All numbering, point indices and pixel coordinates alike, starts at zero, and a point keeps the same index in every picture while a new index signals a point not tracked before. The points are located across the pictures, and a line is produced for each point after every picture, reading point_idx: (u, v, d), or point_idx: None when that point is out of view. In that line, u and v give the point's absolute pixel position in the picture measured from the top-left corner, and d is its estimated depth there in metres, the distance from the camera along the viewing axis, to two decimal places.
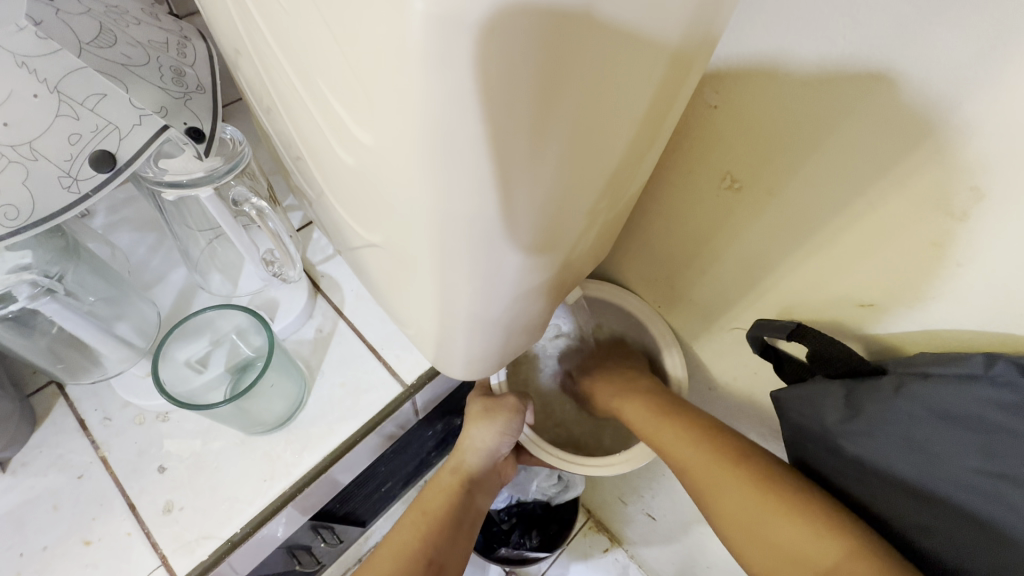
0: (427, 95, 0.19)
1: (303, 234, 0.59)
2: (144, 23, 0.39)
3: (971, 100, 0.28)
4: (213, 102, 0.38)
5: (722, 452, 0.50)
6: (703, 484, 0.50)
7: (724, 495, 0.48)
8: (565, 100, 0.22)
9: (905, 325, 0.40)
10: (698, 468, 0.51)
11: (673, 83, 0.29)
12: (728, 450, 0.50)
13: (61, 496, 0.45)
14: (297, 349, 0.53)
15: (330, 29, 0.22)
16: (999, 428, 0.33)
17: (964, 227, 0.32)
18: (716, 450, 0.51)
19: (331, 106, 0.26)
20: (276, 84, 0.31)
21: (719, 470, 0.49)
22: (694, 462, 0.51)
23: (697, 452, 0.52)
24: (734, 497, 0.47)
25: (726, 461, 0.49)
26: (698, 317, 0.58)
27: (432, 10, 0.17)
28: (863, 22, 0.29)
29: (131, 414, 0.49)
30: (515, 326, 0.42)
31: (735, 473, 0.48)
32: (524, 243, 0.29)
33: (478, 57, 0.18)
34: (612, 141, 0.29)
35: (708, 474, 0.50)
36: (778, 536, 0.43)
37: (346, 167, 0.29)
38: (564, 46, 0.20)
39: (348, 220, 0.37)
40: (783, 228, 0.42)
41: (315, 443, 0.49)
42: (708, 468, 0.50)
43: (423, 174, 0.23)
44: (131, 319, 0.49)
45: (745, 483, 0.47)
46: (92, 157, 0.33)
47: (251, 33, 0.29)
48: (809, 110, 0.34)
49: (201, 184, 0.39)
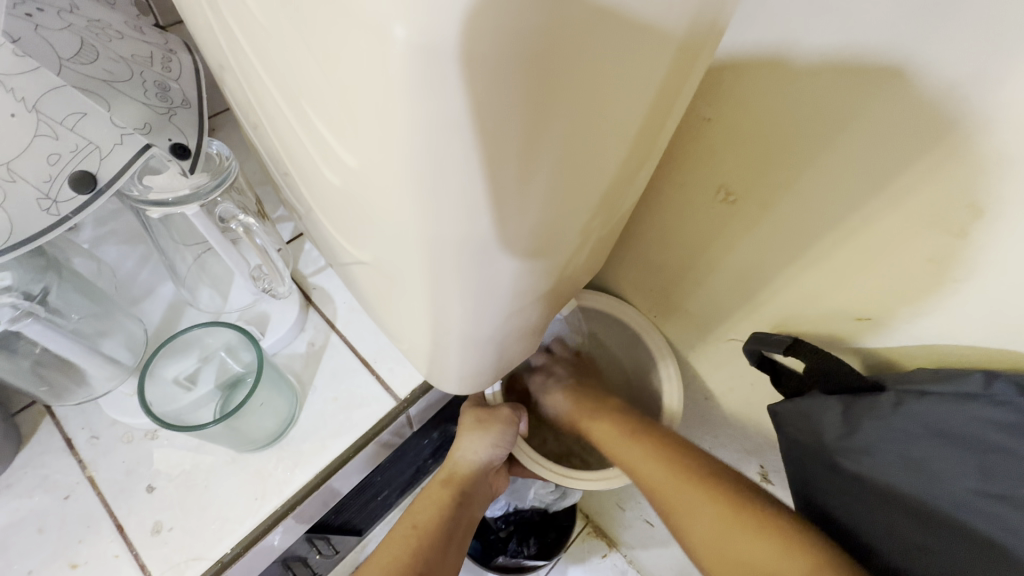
0: (412, 122, 0.19)
1: (294, 246, 0.58)
2: (127, 36, 0.38)
3: (967, 115, 0.27)
4: (198, 116, 0.38)
5: (682, 464, 0.51)
6: (659, 491, 0.50)
7: (687, 508, 0.48)
8: (555, 121, 0.22)
9: (901, 338, 0.39)
10: (654, 476, 0.51)
11: (664, 100, 0.29)
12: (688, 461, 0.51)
13: (47, 518, 0.44)
14: (288, 363, 0.52)
15: (310, 49, 0.21)
16: (998, 448, 0.33)
17: (963, 243, 0.32)
18: (674, 458, 0.52)
19: (315, 126, 0.25)
20: (260, 99, 0.30)
21: (675, 479, 0.50)
22: (643, 466, 0.53)
23: (653, 458, 0.53)
24: (700, 512, 0.47)
25: (681, 472, 0.50)
26: (693, 327, 0.58)
27: (413, 38, 0.16)
28: (858, 34, 0.28)
29: (119, 433, 0.48)
30: (509, 340, 0.41)
31: (699, 488, 0.48)
32: (513, 263, 0.29)
33: (462, 86, 0.18)
34: (604, 160, 0.28)
35: (664, 483, 0.50)
36: (745, 557, 0.43)
37: (333, 187, 0.29)
38: (552, 69, 0.20)
39: (337, 238, 0.36)
40: (779, 241, 0.41)
41: (307, 460, 0.48)
42: (664, 477, 0.51)
43: (411, 199, 0.22)
44: (117, 336, 0.48)
45: (710, 498, 0.47)
46: (72, 178, 0.32)
47: (233, 49, 0.29)
48: (804, 124, 0.34)
49: (187, 202, 0.38)
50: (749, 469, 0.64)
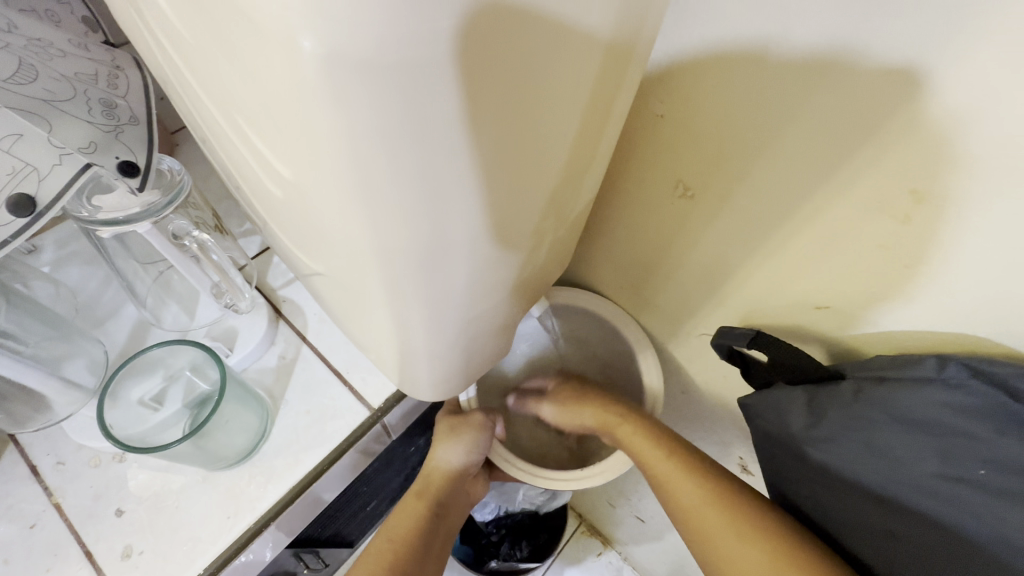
0: (328, 131, 0.19)
1: (261, 259, 0.58)
2: (71, 54, 0.37)
3: (902, 103, 0.28)
4: (147, 132, 0.38)
5: (726, 494, 0.47)
6: (692, 517, 0.48)
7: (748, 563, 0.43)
8: (488, 126, 0.22)
9: (862, 326, 0.40)
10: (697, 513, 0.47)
11: (603, 102, 0.29)
12: (736, 502, 0.46)
13: (13, 548, 0.43)
14: (259, 378, 0.52)
15: (230, 62, 0.20)
16: (955, 431, 0.34)
17: (910, 230, 0.32)
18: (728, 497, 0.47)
19: (252, 141, 0.25)
20: (199, 112, 0.30)
21: (711, 510, 0.47)
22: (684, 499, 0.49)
23: (693, 493, 0.48)
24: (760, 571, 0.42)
25: (729, 513, 0.46)
26: (666, 322, 0.58)
27: (318, 50, 0.16)
28: (795, 28, 0.28)
29: (86, 457, 0.47)
30: (475, 344, 0.41)
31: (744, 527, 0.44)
32: (466, 268, 0.29)
33: (374, 95, 0.18)
34: (546, 163, 0.28)
35: (701, 513, 0.47)
36: None
37: (277, 200, 0.28)
38: (476, 76, 0.20)
39: (294, 251, 0.36)
40: (737, 234, 0.42)
41: (279, 476, 0.48)
42: (716, 522, 0.46)
43: (344, 208, 0.22)
44: (78, 360, 0.47)
45: (763, 545, 0.42)
46: (9, 201, 0.31)
47: (170, 64, 0.28)
48: (753, 118, 0.34)
49: (137, 220, 0.38)
50: (730, 461, 0.65)
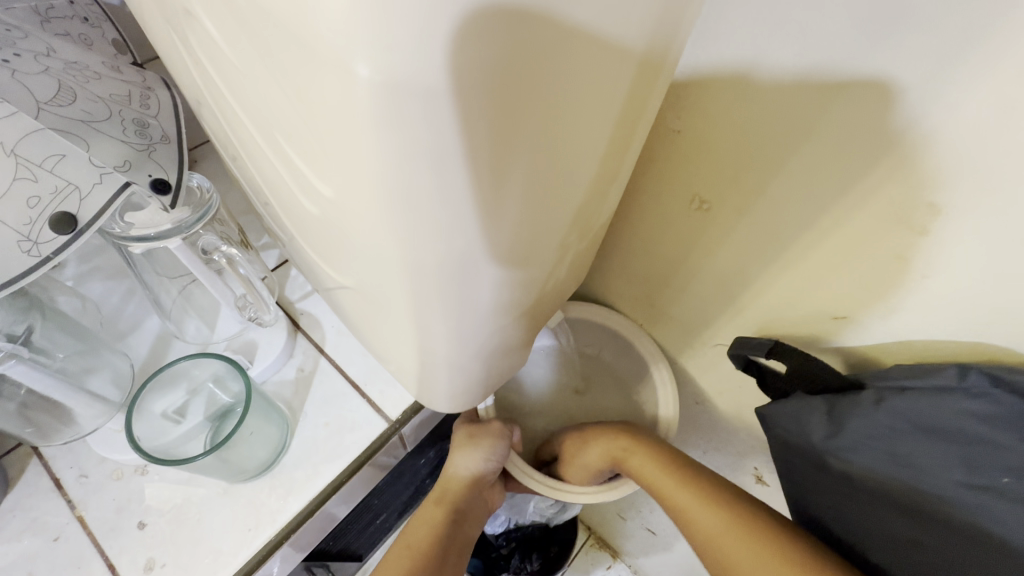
0: (380, 152, 0.19)
1: (279, 272, 0.59)
2: (105, 76, 0.39)
3: (917, 118, 0.29)
4: (178, 150, 0.39)
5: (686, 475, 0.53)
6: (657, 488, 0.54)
7: (711, 531, 0.48)
8: (525, 143, 0.23)
9: (880, 335, 0.40)
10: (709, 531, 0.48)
11: (628, 121, 0.30)
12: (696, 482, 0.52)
13: (36, 562, 0.43)
14: (278, 390, 0.52)
15: (280, 87, 0.21)
16: (976, 439, 0.34)
17: (926, 240, 0.33)
18: (731, 517, 0.47)
19: (293, 161, 0.25)
20: (235, 132, 0.31)
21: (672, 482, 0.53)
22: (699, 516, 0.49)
23: (678, 491, 0.52)
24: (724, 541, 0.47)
25: (696, 495, 0.51)
26: (681, 332, 0.58)
27: (377, 77, 0.17)
28: (812, 48, 0.29)
29: (109, 470, 0.47)
30: (496, 357, 0.41)
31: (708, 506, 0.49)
32: (494, 282, 0.29)
33: (425, 116, 0.18)
34: (573, 178, 0.29)
35: (664, 484, 0.53)
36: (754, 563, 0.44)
37: (312, 217, 0.29)
38: (517, 98, 0.20)
39: (321, 264, 0.37)
40: (753, 246, 0.42)
41: (300, 488, 0.48)
42: (678, 494, 0.52)
43: (385, 225, 0.23)
44: (104, 373, 0.48)
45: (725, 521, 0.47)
46: (52, 219, 0.32)
47: (208, 85, 0.29)
48: (770, 133, 0.35)
49: (168, 237, 0.39)
50: (744, 471, 0.65)
